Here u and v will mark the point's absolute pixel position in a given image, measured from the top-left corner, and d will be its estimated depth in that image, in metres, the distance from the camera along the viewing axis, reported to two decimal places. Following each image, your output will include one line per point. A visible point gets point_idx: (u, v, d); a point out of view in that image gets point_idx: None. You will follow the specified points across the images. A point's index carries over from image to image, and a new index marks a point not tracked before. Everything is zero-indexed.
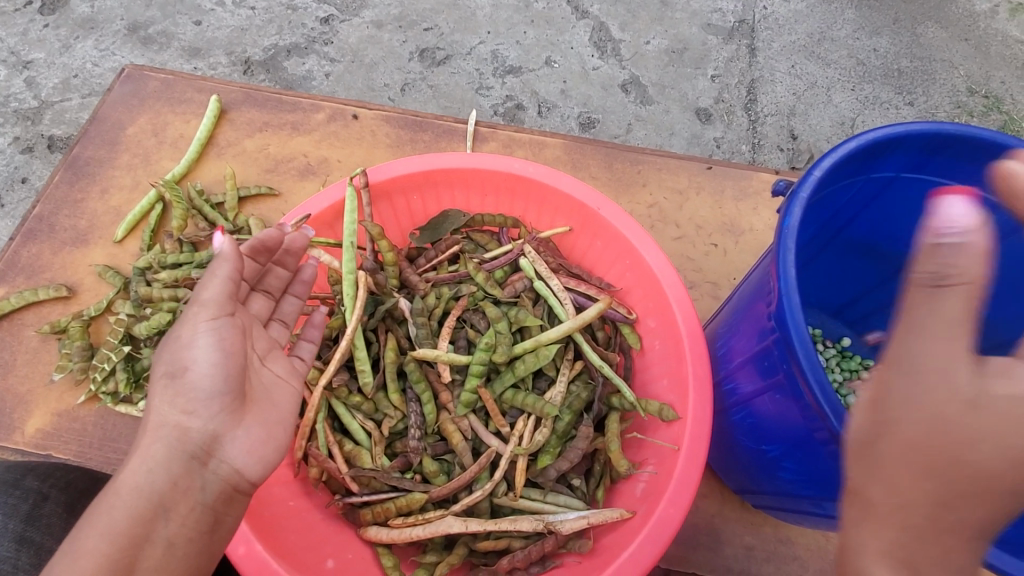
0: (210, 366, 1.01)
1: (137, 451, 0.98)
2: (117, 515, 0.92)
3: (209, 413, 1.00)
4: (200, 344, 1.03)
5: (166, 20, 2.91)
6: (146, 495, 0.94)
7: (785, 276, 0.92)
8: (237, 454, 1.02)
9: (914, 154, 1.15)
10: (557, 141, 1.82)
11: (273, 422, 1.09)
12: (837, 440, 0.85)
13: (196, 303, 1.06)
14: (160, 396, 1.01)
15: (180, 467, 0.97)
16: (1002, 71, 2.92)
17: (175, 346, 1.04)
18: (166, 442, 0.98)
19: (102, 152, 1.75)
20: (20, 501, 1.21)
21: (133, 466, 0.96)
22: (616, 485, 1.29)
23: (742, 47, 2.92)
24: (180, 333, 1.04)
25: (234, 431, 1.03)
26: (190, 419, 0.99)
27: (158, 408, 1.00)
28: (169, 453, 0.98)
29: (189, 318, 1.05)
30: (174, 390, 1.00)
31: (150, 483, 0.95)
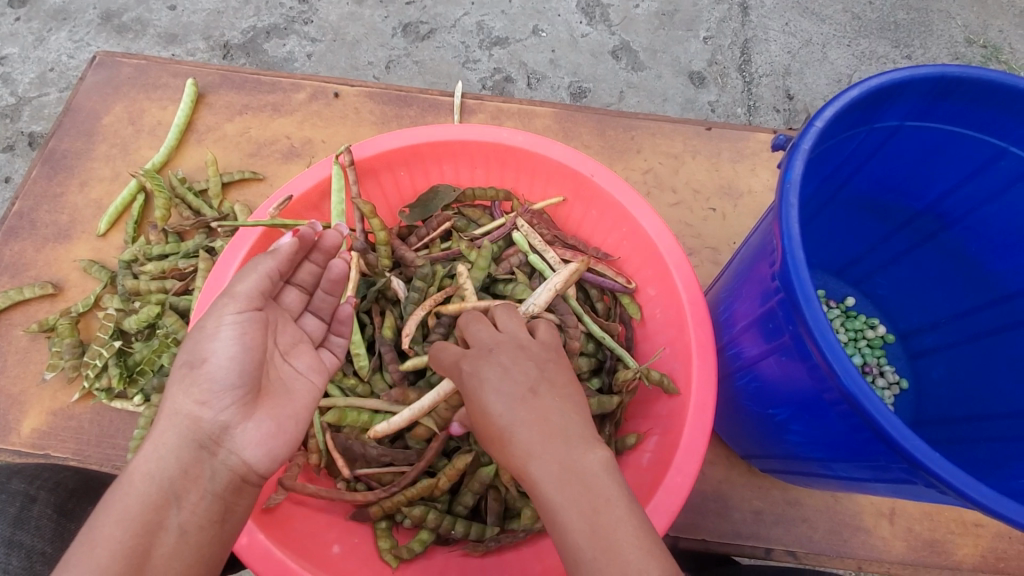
0: (231, 358, 0.98)
1: (152, 438, 0.95)
2: (131, 502, 0.88)
3: (221, 405, 0.96)
4: (222, 335, 0.99)
5: (140, 7, 2.81)
6: (158, 483, 0.90)
7: (788, 234, 0.88)
8: (246, 445, 0.98)
9: (920, 101, 1.11)
10: (546, 110, 1.76)
11: (289, 417, 1.04)
12: (847, 400, 0.83)
13: (226, 293, 1.02)
14: (177, 386, 0.97)
15: (190, 455, 0.94)
16: (1001, 19, 2.83)
17: (197, 335, 1.00)
18: (179, 430, 0.94)
19: (79, 144, 1.70)
20: (9, 504, 1.28)
21: (146, 453, 0.93)
22: (621, 457, 1.26)
23: (734, 7, 2.82)
24: (205, 322, 1.00)
25: (246, 423, 0.98)
26: (207, 410, 0.96)
27: (176, 397, 0.96)
28: (181, 441, 0.94)
29: (214, 309, 1.01)
30: (190, 378, 0.97)
31: (162, 469, 0.91)
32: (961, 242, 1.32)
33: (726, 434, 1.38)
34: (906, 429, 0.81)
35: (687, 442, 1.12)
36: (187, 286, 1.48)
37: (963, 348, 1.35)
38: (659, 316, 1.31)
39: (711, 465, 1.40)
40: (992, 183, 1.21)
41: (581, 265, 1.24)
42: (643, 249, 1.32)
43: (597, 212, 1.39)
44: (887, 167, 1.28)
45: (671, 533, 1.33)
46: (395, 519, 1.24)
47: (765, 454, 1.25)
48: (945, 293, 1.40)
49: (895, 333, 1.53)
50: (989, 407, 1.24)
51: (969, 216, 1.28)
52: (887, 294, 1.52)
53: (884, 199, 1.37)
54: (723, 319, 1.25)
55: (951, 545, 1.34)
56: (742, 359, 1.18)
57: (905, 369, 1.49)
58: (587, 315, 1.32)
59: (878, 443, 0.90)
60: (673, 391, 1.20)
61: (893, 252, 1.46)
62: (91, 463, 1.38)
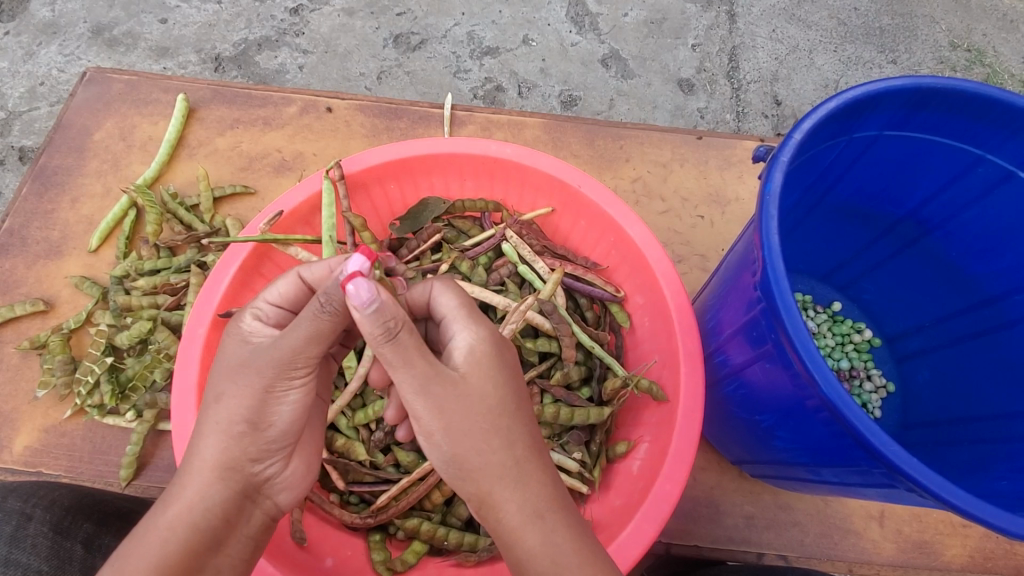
0: (288, 421, 0.92)
1: (195, 484, 0.88)
2: (173, 549, 0.83)
3: (272, 461, 0.93)
4: (287, 399, 0.91)
5: (131, 20, 2.82)
6: (202, 531, 0.86)
7: (769, 245, 0.90)
8: (281, 491, 0.96)
9: (898, 110, 1.13)
10: (536, 120, 1.78)
11: (316, 456, 1.04)
12: (828, 408, 0.85)
13: (287, 350, 0.88)
14: (220, 435, 0.89)
15: (235, 507, 0.90)
16: (984, 23, 2.88)
17: (256, 391, 0.88)
18: (228, 481, 0.89)
19: (70, 160, 1.70)
20: (5, 523, 1.20)
21: (191, 502, 0.86)
22: (612, 463, 1.28)
23: (721, 14, 2.86)
24: (271, 379, 0.89)
25: (286, 471, 0.97)
26: (258, 465, 0.91)
27: (225, 449, 0.89)
28: (226, 493, 0.89)
29: (280, 368, 0.88)
30: (251, 438, 0.89)
31: (207, 521, 0.87)
32: (943, 247, 1.35)
33: (716, 441, 1.39)
34: (886, 437, 0.83)
35: (676, 449, 1.12)
36: (179, 300, 1.48)
37: (946, 351, 1.37)
38: (648, 324, 1.32)
39: (703, 471, 1.41)
40: (971, 189, 1.23)
41: (560, 275, 1.33)
42: (631, 258, 1.33)
43: (586, 223, 1.41)
44: (869, 175, 1.31)
45: (664, 539, 1.34)
46: (388, 531, 1.25)
47: (754, 459, 1.26)
48: (928, 297, 1.42)
49: (881, 337, 1.54)
50: (979, 410, 1.26)
51: (950, 221, 1.31)
52: (873, 299, 1.54)
53: (867, 206, 1.39)
54: (710, 327, 1.27)
55: (940, 546, 1.36)
56: (729, 366, 1.20)
57: (892, 372, 1.50)
58: (577, 324, 1.33)
59: (859, 449, 0.92)
60: (662, 398, 1.21)
61: (877, 258, 1.49)
62: (84, 480, 1.39)
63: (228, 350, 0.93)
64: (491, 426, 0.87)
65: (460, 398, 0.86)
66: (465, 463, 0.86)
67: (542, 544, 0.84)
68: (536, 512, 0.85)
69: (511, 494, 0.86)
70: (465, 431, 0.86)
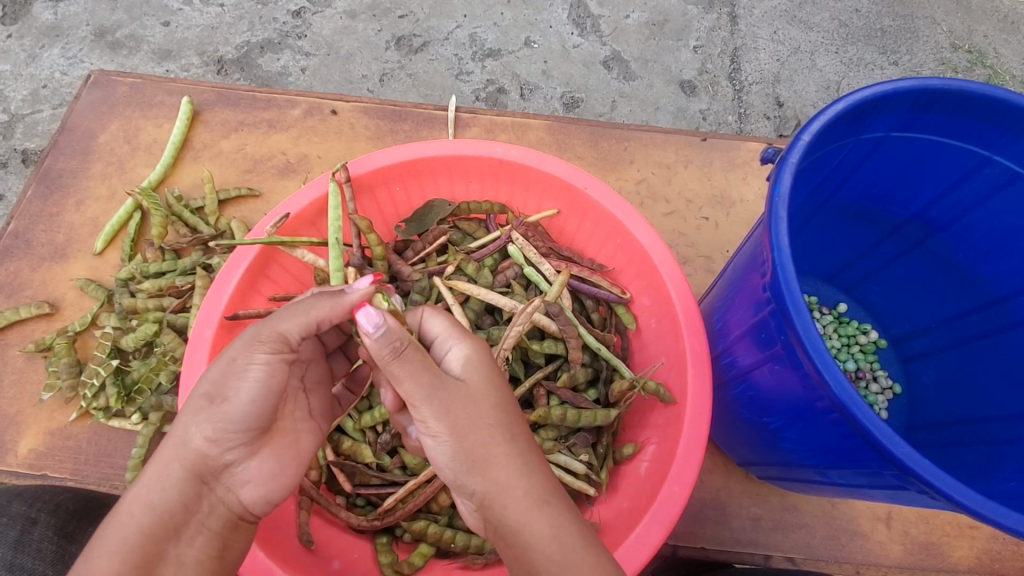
0: (249, 400, 0.90)
1: (157, 466, 0.89)
2: (128, 533, 0.85)
3: (234, 446, 0.91)
4: (249, 375, 0.90)
5: (134, 23, 2.82)
6: (157, 515, 0.87)
7: (778, 246, 0.90)
8: (243, 482, 0.93)
9: (905, 111, 1.13)
10: (540, 123, 1.78)
11: (291, 456, 1.00)
12: (839, 409, 0.85)
13: (264, 328, 0.93)
14: (189, 414, 0.89)
15: (192, 491, 0.89)
16: (984, 25, 2.89)
17: (223, 368, 0.91)
18: (184, 462, 0.88)
19: (74, 163, 1.70)
20: (8, 527, 1.20)
21: (148, 484, 0.88)
22: (619, 466, 1.28)
23: (723, 16, 2.86)
24: (237, 355, 0.91)
25: (249, 461, 0.93)
26: (220, 450, 0.90)
27: (185, 429, 0.89)
28: (184, 475, 0.88)
29: (247, 343, 0.91)
30: (210, 416, 0.89)
31: (161, 503, 0.87)
32: (949, 248, 1.35)
33: (723, 443, 1.39)
34: (897, 438, 0.82)
35: (684, 450, 1.12)
36: (184, 303, 1.48)
37: (953, 352, 1.37)
38: (654, 326, 1.32)
39: (709, 473, 1.41)
40: (977, 190, 1.23)
41: (566, 275, 1.32)
42: (637, 259, 1.33)
43: (591, 225, 1.41)
44: (875, 176, 1.31)
45: (671, 541, 1.34)
46: (394, 533, 1.25)
47: (761, 461, 1.26)
48: (933, 298, 1.42)
49: (886, 338, 1.54)
50: (985, 411, 1.25)
51: (956, 222, 1.31)
52: (878, 300, 1.54)
53: (872, 207, 1.39)
54: (717, 328, 1.27)
55: (947, 548, 1.35)
56: (736, 368, 1.20)
57: (898, 373, 1.50)
58: (582, 325, 1.33)
59: (869, 451, 0.92)
60: (669, 400, 1.21)
61: (883, 259, 1.49)
62: (90, 482, 1.38)
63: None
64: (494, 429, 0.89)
65: (468, 408, 0.88)
66: (465, 459, 0.88)
67: (536, 536, 0.84)
68: (534, 506, 0.86)
69: (502, 493, 0.87)
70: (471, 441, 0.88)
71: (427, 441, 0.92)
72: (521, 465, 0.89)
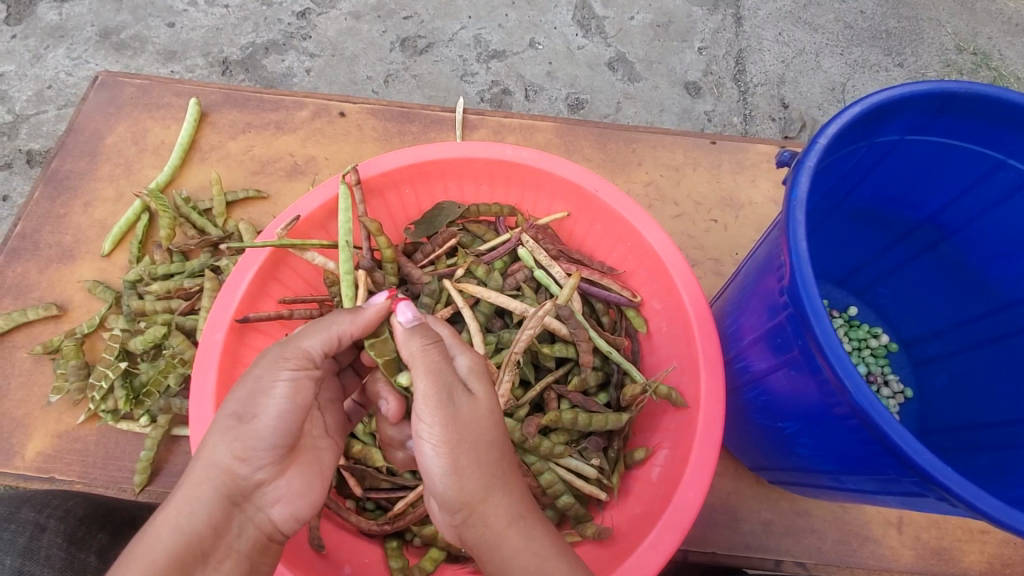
0: (280, 416, 0.92)
1: (185, 486, 0.88)
2: (159, 558, 0.82)
3: (262, 464, 0.92)
4: (276, 392, 0.92)
5: (139, 24, 2.82)
6: (187, 536, 0.85)
7: (797, 251, 0.89)
8: (275, 501, 0.95)
9: (919, 114, 1.12)
10: (548, 124, 1.77)
11: (317, 475, 1.02)
12: (859, 415, 0.84)
13: (290, 346, 0.95)
14: (217, 434, 0.90)
15: (223, 513, 0.89)
16: (990, 27, 2.88)
17: (250, 386, 0.93)
18: (215, 483, 0.88)
19: (82, 164, 1.70)
20: (20, 535, 1.30)
21: (175, 506, 0.86)
22: (631, 470, 1.27)
23: (728, 17, 2.86)
24: (264, 375, 0.93)
25: (279, 480, 0.95)
26: (248, 469, 0.91)
27: (213, 448, 0.89)
28: (215, 495, 0.88)
29: (274, 363, 0.93)
30: (238, 434, 0.90)
31: (192, 526, 0.86)
32: (963, 252, 1.34)
33: (735, 447, 1.38)
34: (918, 445, 0.82)
35: (697, 456, 1.11)
36: (193, 305, 1.48)
37: (966, 356, 1.36)
38: (665, 330, 1.32)
39: (719, 477, 1.40)
40: (991, 194, 1.22)
41: (577, 279, 1.31)
42: (648, 262, 1.33)
43: (602, 227, 1.40)
44: (887, 179, 1.30)
45: (681, 546, 1.33)
46: (404, 538, 1.24)
47: (774, 466, 1.26)
48: (946, 303, 1.41)
49: (898, 341, 1.54)
50: (1001, 416, 1.24)
51: (969, 226, 1.30)
52: (889, 303, 1.53)
53: (884, 210, 1.39)
54: (730, 332, 1.26)
55: (959, 553, 1.34)
56: (750, 373, 1.19)
57: (909, 378, 1.50)
58: (593, 328, 1.32)
59: (888, 457, 0.91)
60: (682, 405, 1.20)
61: (895, 262, 1.48)
62: (98, 485, 1.38)
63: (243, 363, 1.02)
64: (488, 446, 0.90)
65: (467, 424, 0.89)
66: (456, 475, 0.87)
67: None
68: (511, 523, 0.88)
69: (485, 511, 0.88)
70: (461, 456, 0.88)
71: (422, 449, 0.90)
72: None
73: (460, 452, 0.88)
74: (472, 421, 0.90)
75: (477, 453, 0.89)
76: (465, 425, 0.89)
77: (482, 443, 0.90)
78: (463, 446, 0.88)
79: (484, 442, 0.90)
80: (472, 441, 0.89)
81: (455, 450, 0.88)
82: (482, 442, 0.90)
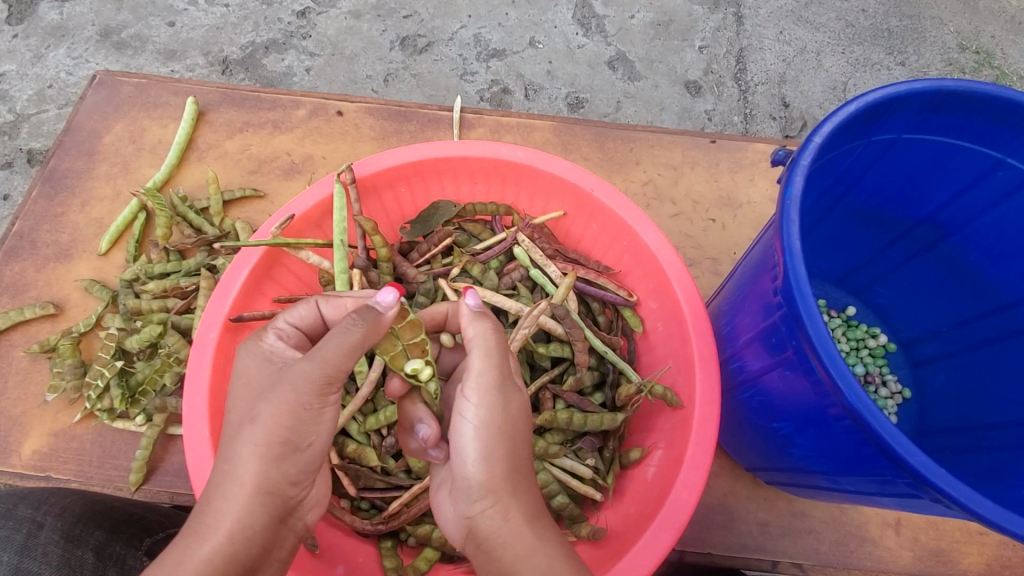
0: (324, 438, 0.91)
1: (231, 513, 0.83)
2: None
3: (303, 480, 0.90)
4: (324, 417, 0.89)
5: (139, 23, 2.83)
6: (239, 561, 0.81)
7: (790, 250, 0.88)
8: (310, 509, 0.95)
9: (917, 112, 1.11)
10: (546, 123, 1.77)
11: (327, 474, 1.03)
12: (852, 416, 0.83)
13: (321, 366, 0.85)
14: (260, 457, 0.85)
15: (273, 533, 0.86)
16: (993, 25, 2.86)
17: (290, 408, 0.85)
18: (267, 508, 0.85)
19: (80, 163, 1.70)
20: (17, 531, 1.22)
21: (230, 534, 0.81)
22: (626, 471, 1.26)
23: (729, 16, 2.85)
24: (310, 398, 0.86)
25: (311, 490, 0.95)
26: (293, 487, 0.88)
27: (262, 473, 0.85)
28: (267, 518, 0.85)
29: (317, 386, 0.86)
30: (284, 455, 0.86)
31: (246, 552, 0.82)
32: (961, 252, 1.33)
33: (731, 448, 1.38)
34: (911, 445, 0.81)
35: (691, 456, 1.11)
36: (189, 304, 1.48)
37: (964, 356, 1.35)
38: (661, 329, 1.31)
39: (716, 478, 1.40)
40: (989, 193, 1.22)
41: (572, 278, 1.31)
42: (644, 261, 1.32)
43: (598, 227, 1.40)
44: (885, 178, 1.30)
45: (678, 546, 1.32)
46: (399, 537, 1.24)
47: (770, 466, 1.25)
48: (945, 302, 1.40)
49: (896, 342, 1.53)
50: (998, 418, 1.23)
51: (967, 226, 1.29)
52: (888, 303, 1.53)
53: (883, 210, 1.38)
54: (725, 332, 1.26)
55: (957, 554, 1.34)
56: (745, 373, 1.19)
57: (907, 378, 1.49)
58: (588, 328, 1.32)
59: (882, 458, 0.91)
60: (676, 404, 1.20)
61: (894, 261, 1.47)
62: (94, 484, 1.38)
63: (246, 366, 0.93)
64: (521, 439, 0.91)
65: (506, 416, 0.89)
66: (487, 460, 0.87)
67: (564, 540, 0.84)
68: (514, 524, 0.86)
69: (490, 511, 0.86)
70: (494, 444, 0.88)
71: (460, 428, 0.89)
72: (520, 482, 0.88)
73: (494, 442, 0.88)
74: (515, 414, 0.91)
75: (513, 445, 0.89)
76: (504, 419, 0.89)
77: (521, 434, 0.91)
78: (496, 438, 0.88)
79: (519, 437, 0.90)
80: (509, 434, 0.89)
81: (492, 439, 0.88)
82: (519, 434, 0.91)
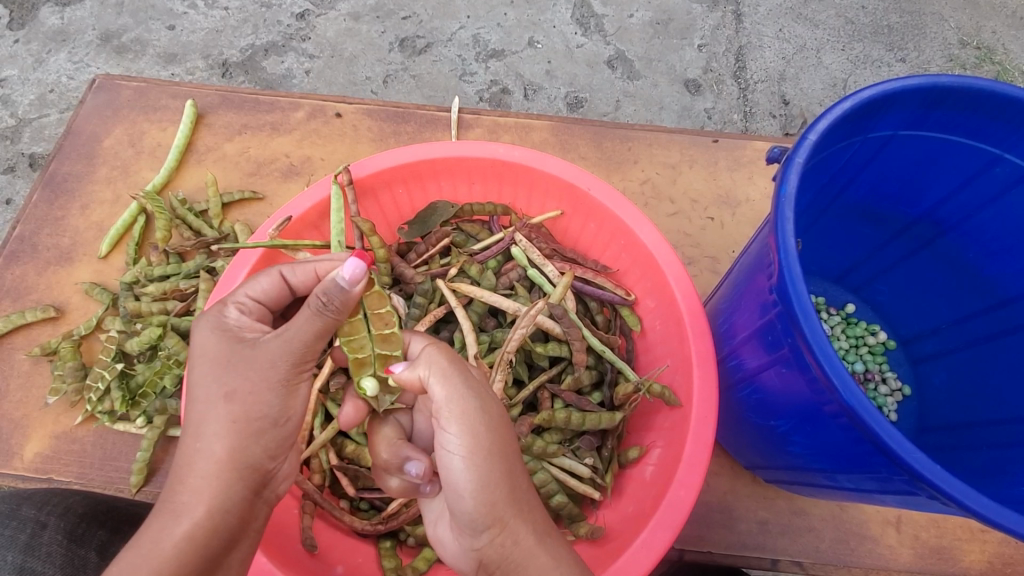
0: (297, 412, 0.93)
1: (209, 490, 0.84)
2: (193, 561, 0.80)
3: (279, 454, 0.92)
4: (300, 392, 0.93)
5: (140, 27, 2.84)
6: (218, 533, 0.83)
7: (784, 248, 0.88)
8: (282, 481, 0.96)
9: (914, 108, 1.11)
10: (544, 123, 1.77)
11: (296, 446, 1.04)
12: (847, 414, 0.83)
13: (299, 344, 0.88)
14: (235, 434, 0.86)
15: (251, 506, 0.88)
16: (994, 21, 2.85)
17: (267, 386, 0.88)
18: (242, 482, 0.86)
19: (80, 167, 1.71)
20: (21, 530, 1.24)
21: (209, 510, 0.83)
22: (623, 468, 1.26)
23: (728, 14, 2.84)
24: (286, 374, 0.89)
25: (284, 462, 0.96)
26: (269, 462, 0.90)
27: (236, 449, 0.86)
28: (244, 492, 0.87)
29: (294, 362, 0.89)
30: (259, 430, 0.88)
31: (226, 525, 0.84)
32: (961, 248, 1.32)
33: (729, 446, 1.38)
34: (907, 442, 0.81)
35: (689, 454, 1.11)
36: (188, 306, 1.48)
37: (964, 353, 1.35)
38: (659, 328, 1.31)
39: (716, 477, 1.39)
40: (986, 189, 1.22)
41: (571, 277, 1.31)
42: (641, 260, 1.32)
43: (595, 226, 1.40)
44: (882, 175, 1.29)
45: (677, 545, 1.33)
46: (398, 537, 1.25)
47: (770, 465, 1.25)
48: (944, 299, 1.40)
49: (896, 339, 1.52)
50: (997, 415, 1.23)
51: (966, 222, 1.29)
52: (887, 300, 1.52)
53: (881, 207, 1.38)
54: (722, 330, 1.26)
55: (959, 552, 1.33)
56: (743, 370, 1.19)
57: (907, 375, 1.48)
58: (587, 327, 1.32)
59: (879, 455, 0.91)
60: (675, 403, 1.20)
61: (892, 259, 1.47)
62: (95, 485, 1.39)
63: (209, 344, 0.91)
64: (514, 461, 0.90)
65: (494, 436, 0.88)
66: (486, 488, 0.86)
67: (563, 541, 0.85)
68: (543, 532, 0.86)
69: (515, 528, 0.87)
70: (490, 472, 0.87)
71: (448, 462, 0.88)
72: (520, 491, 0.88)
73: (490, 469, 0.87)
74: (498, 434, 0.89)
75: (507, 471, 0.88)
76: (491, 444, 0.87)
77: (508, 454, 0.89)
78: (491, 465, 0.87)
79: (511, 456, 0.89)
80: (501, 457, 0.88)
81: (487, 465, 0.87)
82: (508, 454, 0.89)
